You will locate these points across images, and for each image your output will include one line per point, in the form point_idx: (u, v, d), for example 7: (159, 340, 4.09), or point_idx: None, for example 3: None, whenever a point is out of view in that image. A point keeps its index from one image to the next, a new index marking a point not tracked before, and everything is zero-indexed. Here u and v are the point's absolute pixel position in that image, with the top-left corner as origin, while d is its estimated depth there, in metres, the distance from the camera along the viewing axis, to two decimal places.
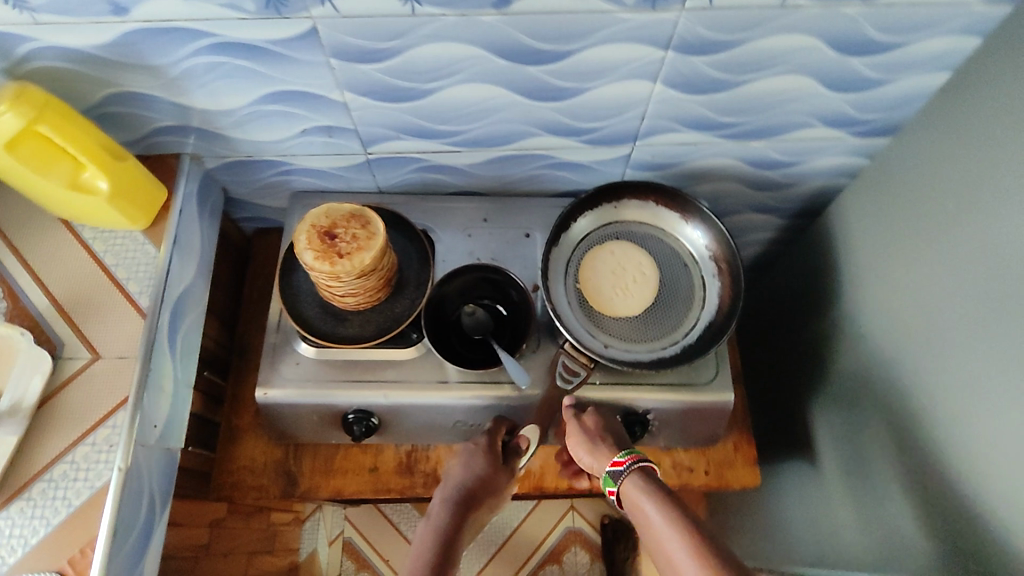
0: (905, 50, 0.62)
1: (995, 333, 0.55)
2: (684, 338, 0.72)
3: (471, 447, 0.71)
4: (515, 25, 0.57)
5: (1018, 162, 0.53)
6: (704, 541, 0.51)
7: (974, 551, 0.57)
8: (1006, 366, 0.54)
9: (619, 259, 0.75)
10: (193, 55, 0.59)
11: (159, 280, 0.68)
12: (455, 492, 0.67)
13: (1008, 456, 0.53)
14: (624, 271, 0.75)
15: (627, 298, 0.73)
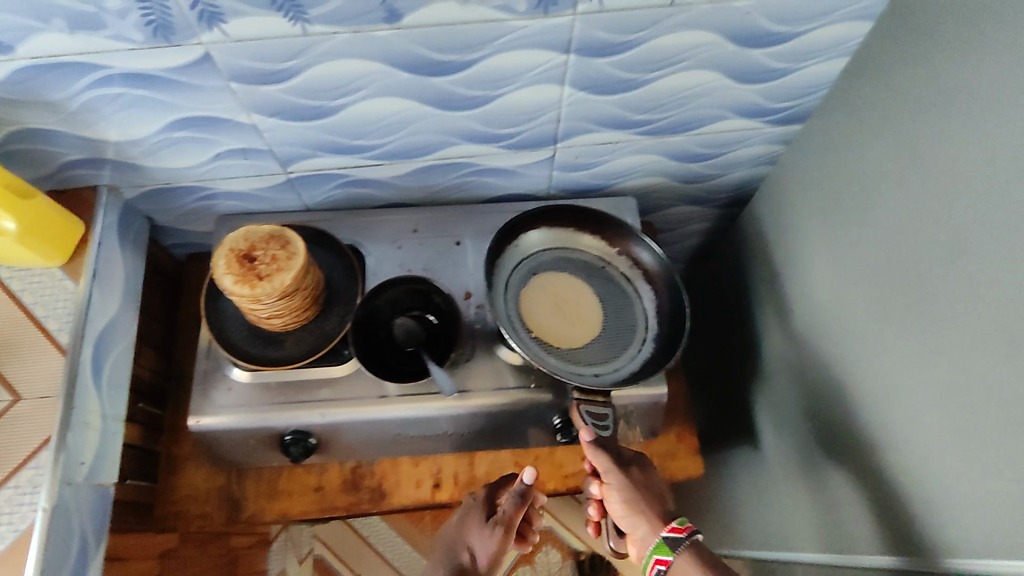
0: (801, 41, 0.63)
1: (903, 310, 0.57)
2: (649, 335, 0.73)
3: (471, 501, 0.73)
4: (410, 38, 0.56)
5: (921, 143, 0.54)
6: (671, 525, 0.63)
7: (908, 526, 0.58)
8: (922, 348, 0.55)
9: (554, 282, 0.75)
10: (90, 88, 0.59)
11: (79, 316, 0.67)
12: (447, 547, 0.69)
13: (928, 433, 0.54)
14: (561, 292, 0.74)
15: (582, 325, 0.73)
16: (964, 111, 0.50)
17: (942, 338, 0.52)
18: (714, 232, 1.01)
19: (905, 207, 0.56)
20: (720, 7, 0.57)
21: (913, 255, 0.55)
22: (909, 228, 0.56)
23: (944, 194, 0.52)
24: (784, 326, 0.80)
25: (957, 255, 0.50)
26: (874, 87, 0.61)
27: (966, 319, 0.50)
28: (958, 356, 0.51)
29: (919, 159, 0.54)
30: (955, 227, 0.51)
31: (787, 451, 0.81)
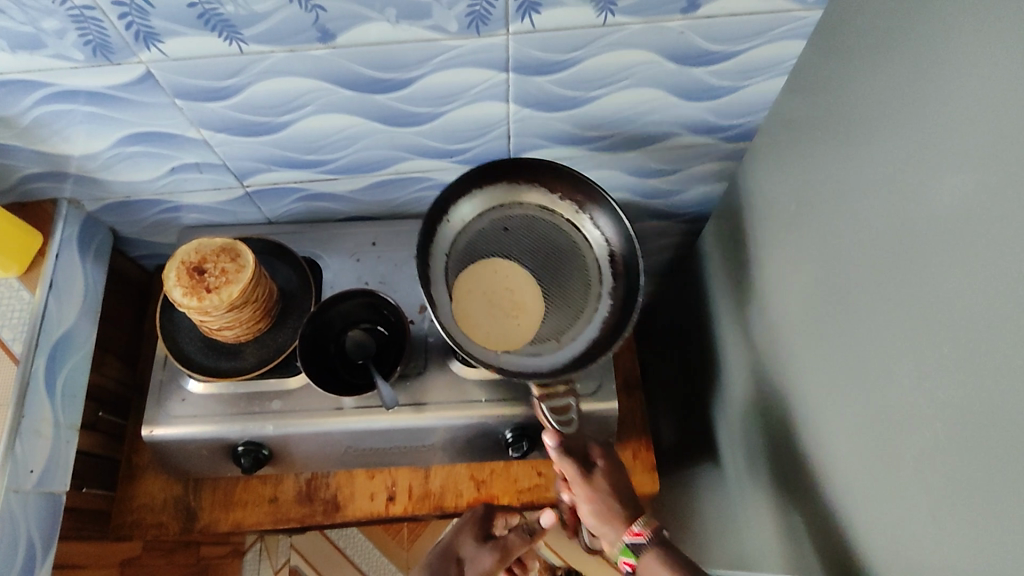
0: (738, 59, 0.65)
1: (844, 329, 0.57)
2: (606, 289, 0.70)
3: (468, 515, 0.73)
4: (347, 57, 0.58)
5: (867, 155, 0.53)
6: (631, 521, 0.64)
7: (857, 551, 0.56)
8: (874, 366, 0.53)
9: (475, 291, 0.69)
10: (39, 104, 0.60)
11: (33, 325, 0.69)
12: (438, 551, 0.69)
13: (880, 456, 0.52)
14: (485, 297, 0.69)
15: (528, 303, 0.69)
16: (889, 130, 0.50)
17: (877, 357, 0.52)
18: (682, 246, 1.01)
19: (843, 225, 0.56)
20: (652, 27, 0.59)
21: (851, 273, 0.56)
22: (848, 247, 0.56)
23: (875, 212, 0.52)
24: (742, 342, 0.79)
25: (887, 274, 0.51)
26: (814, 106, 0.61)
27: (895, 338, 0.50)
28: (890, 374, 0.51)
29: (852, 178, 0.55)
30: (888, 247, 0.51)
31: (747, 468, 0.81)
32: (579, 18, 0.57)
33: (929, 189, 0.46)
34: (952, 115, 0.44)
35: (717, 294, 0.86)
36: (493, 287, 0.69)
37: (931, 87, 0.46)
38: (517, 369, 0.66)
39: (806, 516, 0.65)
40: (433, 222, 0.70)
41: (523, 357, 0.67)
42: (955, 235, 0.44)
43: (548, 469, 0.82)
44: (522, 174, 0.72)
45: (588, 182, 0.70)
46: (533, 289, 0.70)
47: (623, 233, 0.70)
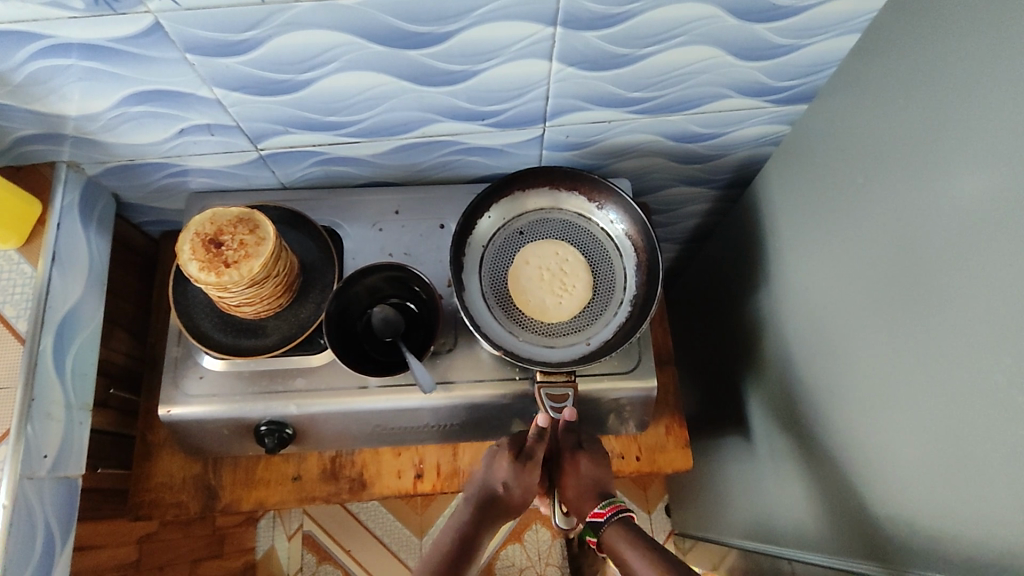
0: (807, 15, 0.59)
1: (897, 322, 0.55)
2: (627, 296, 0.71)
3: (495, 448, 0.67)
4: (379, 8, 0.52)
5: (940, 125, 0.50)
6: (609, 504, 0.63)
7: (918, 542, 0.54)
8: (936, 352, 0.50)
9: (546, 277, 0.71)
10: (35, 59, 0.54)
11: (38, 302, 0.64)
12: (474, 490, 0.66)
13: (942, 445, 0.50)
14: (549, 282, 0.71)
15: (572, 296, 0.71)
16: (969, 101, 0.47)
17: (934, 348, 0.51)
18: (714, 213, 0.97)
19: (903, 213, 0.54)
20: None
21: (908, 262, 0.54)
22: (907, 236, 0.54)
23: (943, 197, 0.50)
24: (780, 316, 0.76)
25: (952, 265, 0.49)
26: (884, 74, 0.57)
27: (956, 330, 0.48)
28: (947, 364, 0.49)
29: (920, 159, 0.52)
30: (960, 227, 0.48)
31: (780, 445, 0.79)
32: None
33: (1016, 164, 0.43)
34: None
35: (753, 265, 0.83)
36: (551, 263, 0.72)
37: None
38: (520, 352, 0.68)
39: (849, 498, 0.63)
40: (479, 208, 0.72)
41: (541, 348, 0.69)
42: None
43: None
44: (567, 182, 0.73)
45: (616, 191, 0.71)
46: (586, 289, 0.71)
47: (642, 229, 0.71)
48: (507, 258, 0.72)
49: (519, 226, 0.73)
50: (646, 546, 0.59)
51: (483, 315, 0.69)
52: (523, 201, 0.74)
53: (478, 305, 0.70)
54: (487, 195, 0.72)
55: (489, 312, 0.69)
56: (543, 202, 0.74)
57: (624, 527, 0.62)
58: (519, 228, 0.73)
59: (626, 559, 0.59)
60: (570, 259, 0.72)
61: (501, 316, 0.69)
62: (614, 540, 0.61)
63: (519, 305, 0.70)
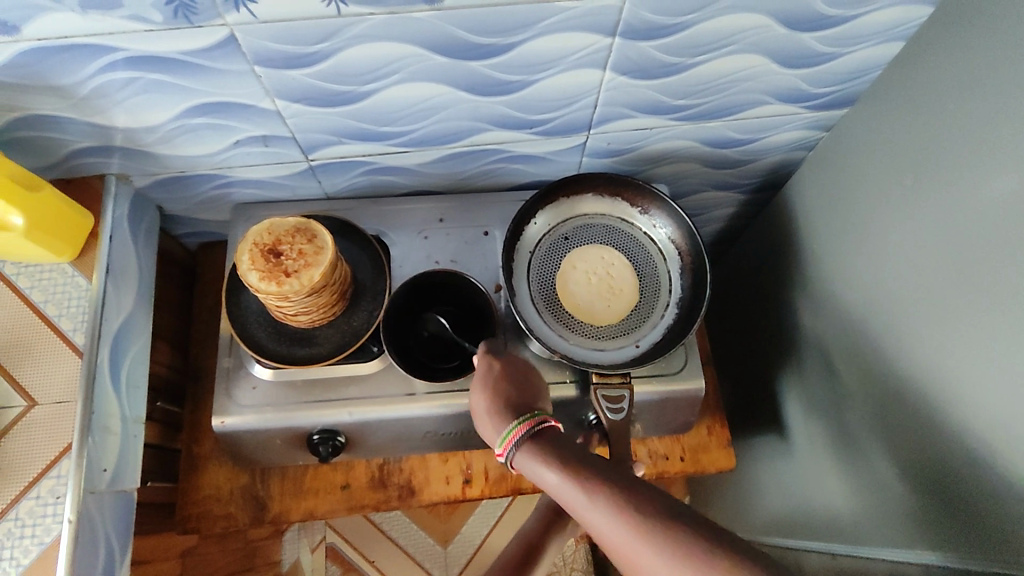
0: (852, 24, 0.61)
1: (935, 317, 0.58)
2: (674, 299, 0.72)
3: None
4: (450, 20, 0.53)
5: (976, 126, 0.53)
6: (605, 490, 0.46)
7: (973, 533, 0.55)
8: (978, 343, 0.53)
9: (591, 281, 0.72)
10: (104, 72, 0.55)
11: (94, 314, 0.64)
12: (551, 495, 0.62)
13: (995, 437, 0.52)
14: (595, 286, 0.72)
15: (618, 299, 0.72)
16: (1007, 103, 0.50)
17: (986, 341, 0.52)
18: (740, 217, 0.99)
19: (947, 212, 0.56)
20: None
21: (953, 260, 0.56)
22: (952, 234, 0.56)
23: (991, 196, 0.52)
24: (817, 316, 0.78)
25: (1001, 259, 0.51)
26: (923, 80, 0.59)
27: (1008, 322, 0.50)
28: (1000, 354, 0.51)
29: (964, 159, 0.54)
30: (998, 221, 0.51)
31: (819, 442, 0.81)
32: None
33: None
34: None
35: (787, 267, 0.85)
36: (597, 267, 0.73)
37: None
38: (573, 355, 0.68)
39: (899, 493, 0.65)
40: (525, 214, 0.73)
41: (592, 351, 0.69)
42: None
43: None
44: (610, 189, 0.74)
45: (660, 195, 0.72)
46: (631, 292, 0.72)
47: (685, 231, 0.72)
48: (554, 263, 0.73)
49: (563, 232, 0.74)
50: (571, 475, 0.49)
51: (535, 319, 0.70)
52: (564, 207, 0.75)
53: (529, 309, 0.70)
54: (532, 201, 0.73)
55: (540, 316, 0.70)
56: (586, 207, 0.75)
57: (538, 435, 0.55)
58: (564, 233, 0.74)
59: (547, 480, 0.51)
60: (615, 263, 0.73)
61: (551, 319, 0.70)
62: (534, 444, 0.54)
63: (568, 308, 0.71)
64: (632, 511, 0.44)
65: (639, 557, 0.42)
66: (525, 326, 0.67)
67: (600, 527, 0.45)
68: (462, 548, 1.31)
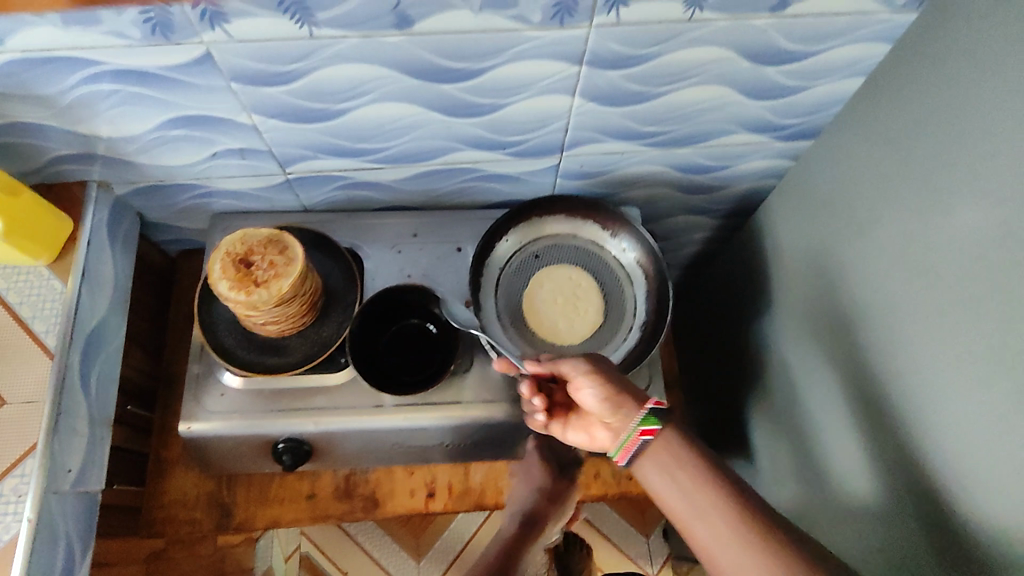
0: (813, 60, 0.63)
1: (893, 344, 0.59)
2: (637, 322, 0.73)
3: (526, 467, 0.77)
4: (420, 45, 0.55)
5: (935, 158, 0.55)
6: (737, 501, 0.53)
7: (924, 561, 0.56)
8: (933, 370, 0.54)
9: (558, 301, 0.74)
10: (85, 84, 0.56)
11: (67, 317, 0.65)
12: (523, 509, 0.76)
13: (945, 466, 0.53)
14: (561, 306, 0.74)
15: (583, 320, 0.73)
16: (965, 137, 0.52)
17: (943, 373, 0.53)
18: (715, 240, 1.01)
19: (907, 246, 0.58)
20: (738, 25, 0.57)
21: (912, 293, 0.57)
22: (910, 267, 0.57)
23: (953, 228, 0.53)
24: (782, 341, 0.80)
25: (959, 294, 0.52)
26: (886, 116, 0.61)
27: (964, 355, 0.51)
28: (958, 387, 0.52)
29: (926, 191, 0.56)
30: (955, 250, 0.52)
31: (783, 466, 0.82)
32: (667, 13, 0.54)
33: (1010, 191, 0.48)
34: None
35: (756, 292, 0.86)
36: (564, 288, 0.75)
37: None
38: None
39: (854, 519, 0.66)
40: (496, 232, 0.75)
41: None
42: None
43: (589, 466, 0.82)
44: (581, 211, 0.76)
45: (628, 220, 0.74)
46: (596, 314, 0.73)
47: (651, 255, 0.74)
48: (522, 282, 0.75)
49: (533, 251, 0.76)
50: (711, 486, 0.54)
51: (498, 335, 0.71)
52: (535, 227, 0.77)
53: (493, 325, 0.72)
54: (503, 220, 0.75)
55: (503, 332, 0.72)
56: (557, 228, 0.77)
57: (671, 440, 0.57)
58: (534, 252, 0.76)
59: (660, 487, 0.56)
60: (583, 284, 0.75)
61: (514, 336, 0.72)
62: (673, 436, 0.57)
63: (533, 326, 0.72)
64: (744, 520, 0.52)
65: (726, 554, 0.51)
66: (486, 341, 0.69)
67: (701, 535, 0.53)
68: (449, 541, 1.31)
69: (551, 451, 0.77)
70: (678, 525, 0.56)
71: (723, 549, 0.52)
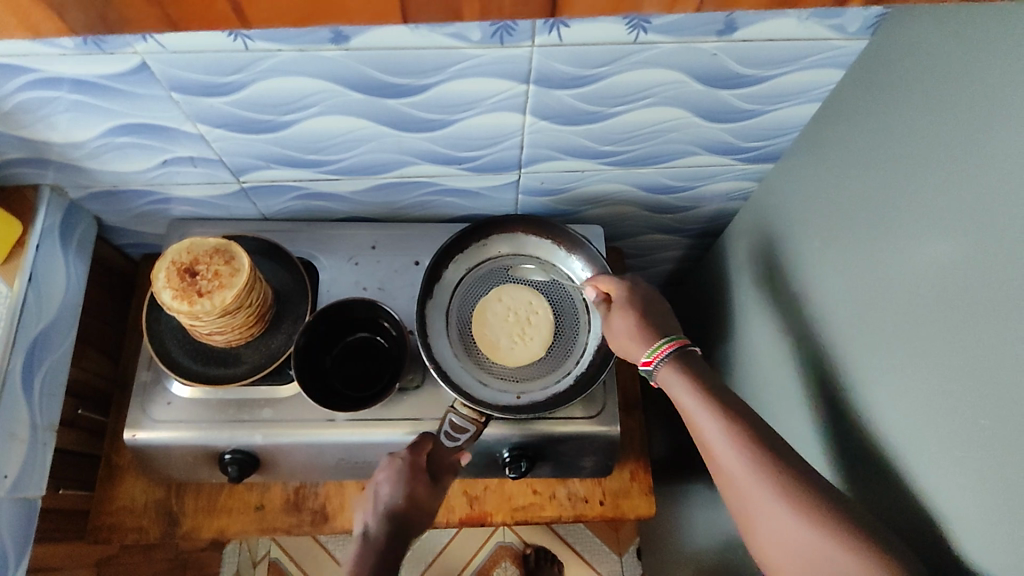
0: (770, 84, 0.62)
1: (843, 377, 0.57)
2: (588, 349, 0.72)
3: (393, 464, 0.63)
4: (359, 60, 0.54)
5: (887, 187, 0.53)
6: (739, 428, 0.53)
7: None
8: (880, 406, 0.52)
9: (509, 322, 0.73)
10: (23, 90, 0.56)
11: (10, 321, 0.65)
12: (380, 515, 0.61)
13: (889, 509, 0.51)
14: (511, 327, 0.72)
15: (529, 345, 0.72)
16: (915, 166, 0.50)
17: (891, 410, 0.51)
18: (688, 259, 1.00)
19: (858, 275, 0.56)
20: (685, 47, 0.56)
21: (863, 324, 0.55)
22: (862, 299, 0.55)
23: (902, 259, 0.51)
24: (743, 367, 0.78)
25: (907, 327, 0.50)
26: (845, 141, 0.59)
27: (908, 394, 0.49)
28: (903, 427, 0.50)
29: (877, 219, 0.54)
30: (901, 282, 0.51)
31: None
32: (611, 34, 0.53)
33: (954, 227, 0.46)
34: (976, 152, 0.45)
35: (721, 315, 0.85)
36: (518, 309, 0.73)
37: (983, 123, 0.44)
38: (472, 390, 0.69)
39: None
40: (454, 247, 0.74)
41: (494, 389, 0.70)
42: (972, 271, 0.44)
43: (543, 487, 0.80)
44: (542, 232, 0.75)
45: (588, 245, 0.73)
46: (544, 343, 0.72)
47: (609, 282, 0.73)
48: (475, 299, 0.74)
49: (490, 268, 0.75)
50: (723, 409, 0.55)
51: (444, 351, 0.71)
52: (495, 245, 0.76)
53: (441, 341, 0.71)
54: (462, 236, 0.74)
55: (451, 348, 0.71)
56: (516, 246, 0.76)
57: (677, 360, 0.60)
58: (492, 270, 0.75)
59: (682, 397, 0.58)
60: (539, 311, 0.73)
61: (460, 353, 0.71)
62: (670, 371, 0.60)
63: (478, 343, 0.72)
64: (750, 444, 0.52)
65: (748, 484, 0.50)
66: (427, 356, 0.68)
67: (724, 457, 0.53)
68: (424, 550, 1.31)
69: (414, 449, 0.64)
70: (692, 427, 0.57)
71: (733, 458, 0.52)
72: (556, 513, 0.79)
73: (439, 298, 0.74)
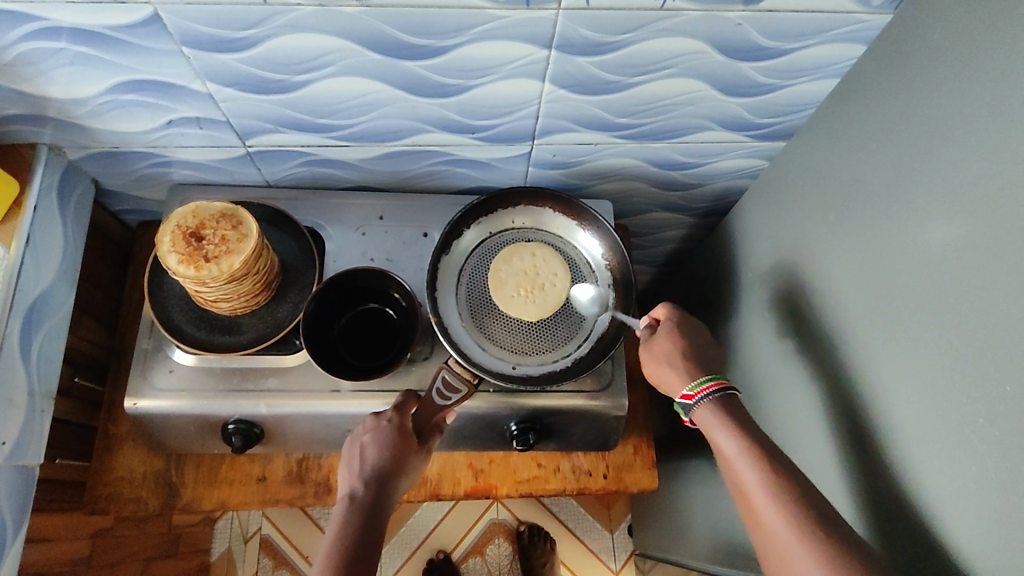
0: (790, 58, 0.62)
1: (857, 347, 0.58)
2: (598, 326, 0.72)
3: (379, 424, 0.62)
4: (381, 18, 0.53)
5: (907, 158, 0.53)
6: (786, 494, 0.53)
7: None
8: (897, 374, 0.53)
9: (527, 279, 0.71)
10: (27, 40, 0.54)
11: (8, 284, 0.62)
12: (364, 475, 0.59)
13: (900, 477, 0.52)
14: (527, 285, 0.71)
15: (534, 302, 0.70)
16: (936, 137, 0.50)
17: (908, 377, 0.52)
18: (691, 238, 1.00)
19: (876, 245, 0.56)
20: (711, 15, 0.55)
21: (881, 295, 0.55)
22: (884, 272, 0.55)
23: (923, 229, 0.51)
24: (747, 344, 0.78)
25: (927, 296, 0.50)
26: (863, 113, 0.59)
27: (929, 364, 0.50)
28: (926, 400, 0.50)
29: (897, 190, 0.54)
30: (922, 252, 0.51)
31: None
32: None
33: (979, 198, 0.46)
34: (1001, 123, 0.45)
35: (726, 293, 0.85)
36: (541, 272, 0.72)
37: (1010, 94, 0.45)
38: (479, 360, 0.68)
39: None
40: (466, 219, 0.73)
41: (503, 360, 0.69)
42: (997, 241, 0.44)
43: (548, 461, 0.80)
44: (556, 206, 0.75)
45: (603, 223, 0.73)
46: (547, 308, 0.70)
47: (622, 259, 0.73)
48: (485, 272, 0.73)
49: (502, 241, 0.74)
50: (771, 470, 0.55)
51: (455, 320, 0.70)
52: (507, 219, 0.75)
53: (451, 310, 0.70)
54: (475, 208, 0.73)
55: (461, 318, 0.70)
56: (528, 220, 0.75)
57: (720, 404, 0.61)
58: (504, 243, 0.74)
59: (724, 444, 0.58)
60: (558, 282, 0.71)
61: (469, 324, 0.70)
62: (710, 414, 0.61)
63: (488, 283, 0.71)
64: (791, 508, 0.52)
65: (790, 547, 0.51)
66: (438, 324, 0.67)
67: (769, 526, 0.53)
68: (411, 534, 1.30)
69: (400, 409, 0.64)
70: (729, 468, 0.58)
71: (777, 522, 0.52)
72: (560, 487, 0.79)
73: (450, 270, 0.73)
